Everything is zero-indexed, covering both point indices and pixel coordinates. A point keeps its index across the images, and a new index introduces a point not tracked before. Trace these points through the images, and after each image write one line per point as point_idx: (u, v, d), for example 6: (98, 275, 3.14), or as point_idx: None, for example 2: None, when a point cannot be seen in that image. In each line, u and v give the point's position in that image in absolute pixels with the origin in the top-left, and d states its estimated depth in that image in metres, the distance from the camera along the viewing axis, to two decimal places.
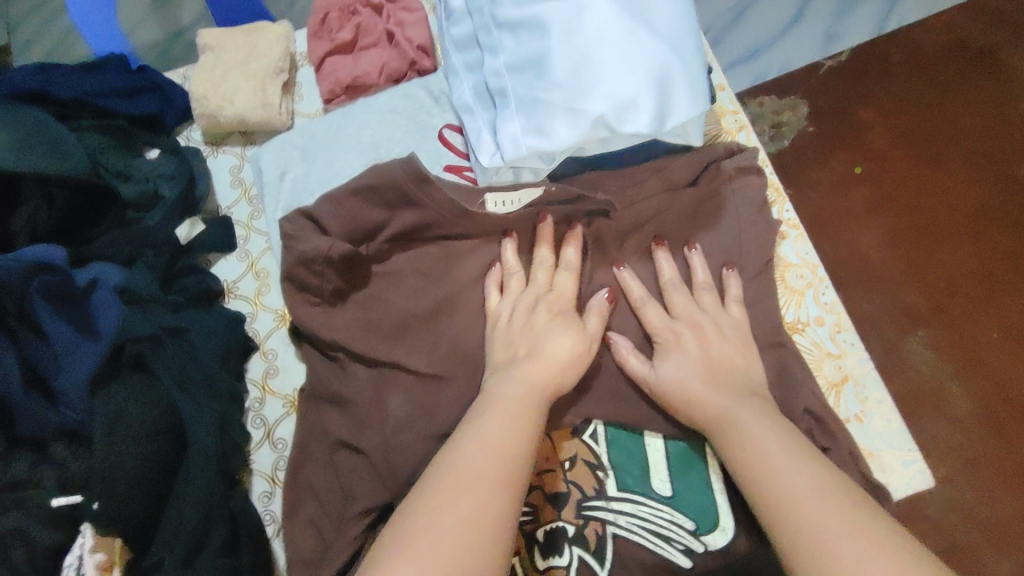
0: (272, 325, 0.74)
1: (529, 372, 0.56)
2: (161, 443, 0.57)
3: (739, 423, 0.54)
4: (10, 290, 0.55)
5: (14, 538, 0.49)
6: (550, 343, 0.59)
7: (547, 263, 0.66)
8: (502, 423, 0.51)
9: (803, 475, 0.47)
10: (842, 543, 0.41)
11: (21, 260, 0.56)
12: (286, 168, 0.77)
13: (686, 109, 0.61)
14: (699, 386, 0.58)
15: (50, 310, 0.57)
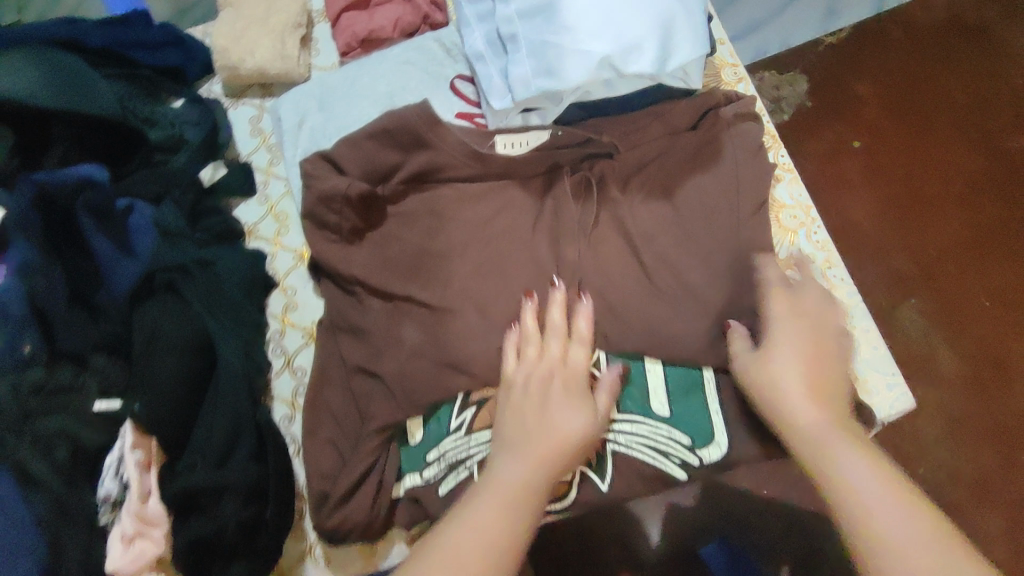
0: (291, 263, 0.77)
1: (532, 451, 0.52)
2: (193, 359, 0.60)
3: (829, 442, 0.48)
4: (59, 206, 0.59)
5: (61, 437, 0.54)
6: (565, 416, 0.54)
7: (560, 329, 0.63)
8: (494, 517, 0.47)
9: (901, 528, 0.43)
10: None
11: (69, 177, 0.60)
12: (305, 116, 0.80)
13: (687, 51, 0.65)
14: (795, 391, 0.52)
15: (96, 227, 0.61)
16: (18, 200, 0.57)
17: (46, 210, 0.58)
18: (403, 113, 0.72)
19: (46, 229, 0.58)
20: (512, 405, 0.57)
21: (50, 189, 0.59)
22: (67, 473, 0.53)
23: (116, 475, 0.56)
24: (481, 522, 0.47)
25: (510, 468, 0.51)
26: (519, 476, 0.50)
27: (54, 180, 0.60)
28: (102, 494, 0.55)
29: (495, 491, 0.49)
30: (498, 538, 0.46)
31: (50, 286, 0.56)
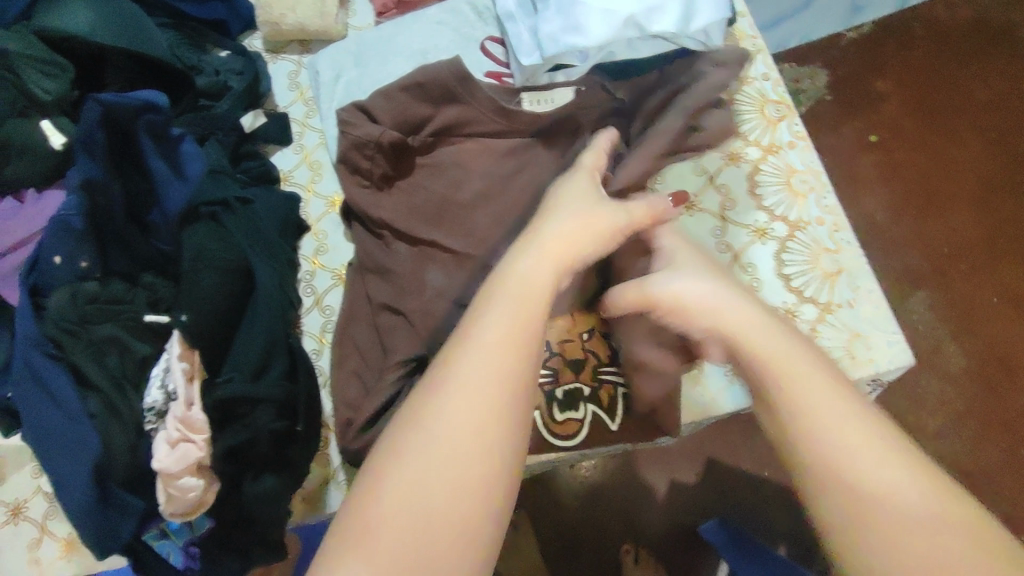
0: (324, 209, 0.81)
1: (546, 244, 0.45)
2: (234, 283, 0.64)
3: (792, 377, 0.40)
4: (122, 127, 0.60)
5: (114, 343, 0.59)
6: (565, 208, 0.49)
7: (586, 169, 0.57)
8: (503, 328, 0.40)
9: (895, 480, 0.35)
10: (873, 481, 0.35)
11: (131, 101, 0.59)
12: (341, 71, 0.84)
13: (710, 15, 0.68)
14: (713, 292, 0.47)
15: (154, 148, 0.62)
16: (86, 118, 0.57)
17: (109, 129, 0.59)
18: (436, 69, 0.75)
19: (110, 148, 0.60)
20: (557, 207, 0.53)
21: (116, 110, 0.59)
22: (118, 378, 0.59)
23: (161, 386, 0.60)
24: (500, 334, 0.39)
25: (528, 263, 0.44)
26: (531, 272, 0.43)
27: (114, 102, 0.59)
28: (149, 402, 0.60)
29: (507, 292, 0.42)
30: (518, 333, 0.40)
31: (107, 204, 0.60)
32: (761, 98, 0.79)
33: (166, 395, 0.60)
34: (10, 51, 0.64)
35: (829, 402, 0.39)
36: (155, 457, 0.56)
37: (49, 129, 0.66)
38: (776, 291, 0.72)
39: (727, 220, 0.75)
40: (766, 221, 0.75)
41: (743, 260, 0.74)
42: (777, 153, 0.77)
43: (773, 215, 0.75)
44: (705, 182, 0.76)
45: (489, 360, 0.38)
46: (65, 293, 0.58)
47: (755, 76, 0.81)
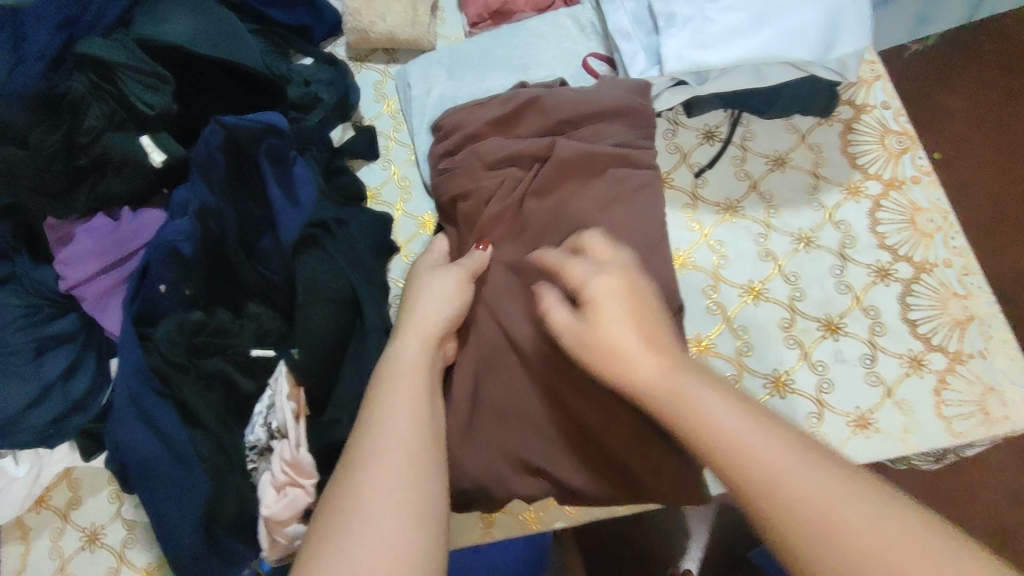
0: (414, 230, 0.77)
1: (420, 330, 0.52)
2: (344, 315, 0.60)
3: (711, 417, 0.39)
4: (244, 150, 0.60)
5: (219, 379, 0.58)
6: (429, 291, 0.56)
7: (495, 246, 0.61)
8: (405, 427, 0.43)
9: (763, 442, 0.36)
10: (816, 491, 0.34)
11: (254, 123, 0.59)
12: (433, 84, 0.80)
13: (854, 44, 0.62)
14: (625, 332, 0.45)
15: (272, 171, 0.61)
16: (208, 141, 0.58)
17: (230, 153, 0.59)
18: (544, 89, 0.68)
19: (230, 170, 0.60)
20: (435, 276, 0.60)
21: (238, 133, 0.58)
22: (222, 415, 0.58)
23: (264, 424, 0.58)
24: (396, 423, 0.43)
25: (398, 355, 0.50)
26: (404, 360, 0.49)
27: (241, 126, 0.59)
28: (252, 440, 0.58)
29: (395, 385, 0.46)
30: (414, 420, 0.44)
31: (220, 229, 0.58)
32: (881, 127, 0.75)
33: (269, 433, 0.57)
34: (114, 61, 0.62)
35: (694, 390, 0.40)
36: (264, 503, 0.54)
37: (149, 145, 0.64)
38: (900, 338, 0.68)
39: (847, 259, 0.71)
40: (888, 261, 0.70)
41: (864, 302, 0.69)
42: (900, 188, 0.73)
43: (896, 255, 0.70)
44: (823, 218, 0.73)
45: (384, 459, 0.41)
46: (174, 323, 0.56)
47: (875, 104, 0.76)
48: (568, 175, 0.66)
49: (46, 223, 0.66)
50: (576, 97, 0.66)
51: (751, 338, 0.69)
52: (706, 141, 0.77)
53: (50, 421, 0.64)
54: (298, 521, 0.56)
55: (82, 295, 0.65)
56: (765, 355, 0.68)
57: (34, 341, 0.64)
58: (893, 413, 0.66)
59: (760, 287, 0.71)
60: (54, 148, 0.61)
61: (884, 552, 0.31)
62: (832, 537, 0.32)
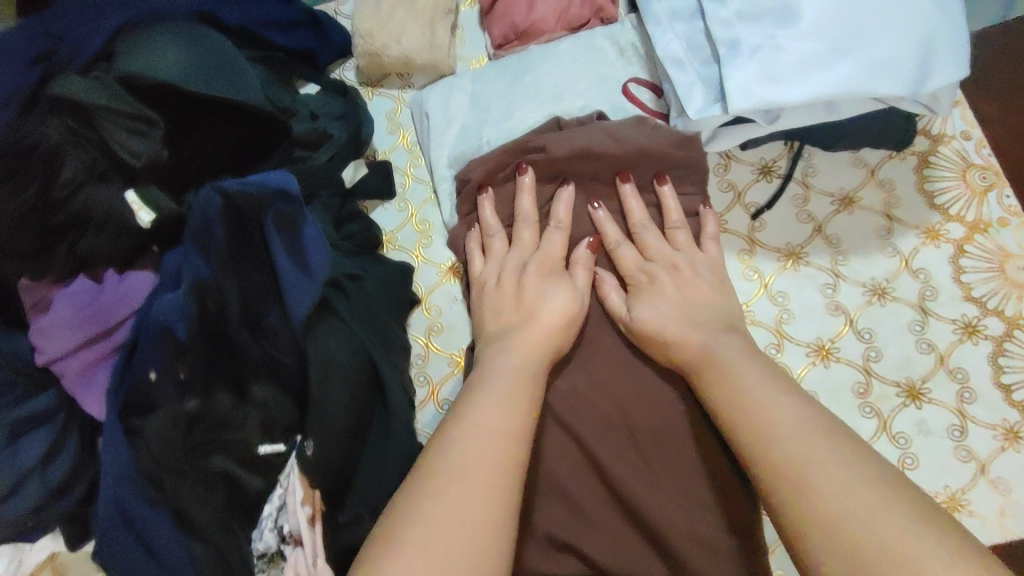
0: (435, 280, 0.69)
1: (523, 341, 0.53)
2: (363, 397, 0.54)
3: (748, 382, 0.48)
4: (245, 215, 0.52)
5: (221, 477, 0.51)
6: (546, 296, 0.56)
7: (531, 218, 0.62)
8: (497, 416, 0.45)
9: (785, 405, 0.45)
10: (815, 446, 0.41)
11: (259, 185, 0.52)
12: (454, 115, 0.71)
13: (951, 74, 0.53)
14: (677, 323, 0.55)
15: (281, 240, 0.53)
16: (205, 211, 0.50)
17: (231, 219, 0.51)
18: (585, 135, 0.62)
19: (231, 240, 0.52)
20: (491, 296, 0.59)
21: (240, 199, 0.51)
22: (225, 519, 0.50)
23: (274, 527, 0.52)
24: (486, 423, 0.44)
25: (497, 360, 0.51)
26: (505, 367, 0.50)
27: (244, 188, 0.51)
28: (260, 546, 0.52)
29: (494, 390, 0.48)
30: (505, 424, 0.45)
31: (221, 308, 0.51)
32: (962, 160, 0.67)
33: (281, 538, 0.51)
34: (94, 103, 0.54)
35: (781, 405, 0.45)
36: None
37: (136, 202, 0.57)
38: (993, 406, 0.60)
39: (928, 313, 0.63)
40: (975, 316, 0.62)
41: (949, 363, 0.61)
42: (985, 231, 0.65)
43: (985, 308, 0.62)
44: (898, 265, 0.64)
45: (473, 449, 0.42)
46: (167, 416, 0.49)
47: (954, 133, 0.68)
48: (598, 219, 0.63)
49: (20, 284, 0.57)
50: (620, 146, 0.61)
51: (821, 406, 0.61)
52: (762, 177, 0.68)
53: (30, 510, 0.57)
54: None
55: (61, 371, 0.57)
56: None
57: (6, 424, 0.56)
58: (987, 493, 0.58)
59: (831, 346, 0.63)
60: (25, 210, 0.53)
61: (846, 506, 0.37)
62: (817, 483, 0.39)
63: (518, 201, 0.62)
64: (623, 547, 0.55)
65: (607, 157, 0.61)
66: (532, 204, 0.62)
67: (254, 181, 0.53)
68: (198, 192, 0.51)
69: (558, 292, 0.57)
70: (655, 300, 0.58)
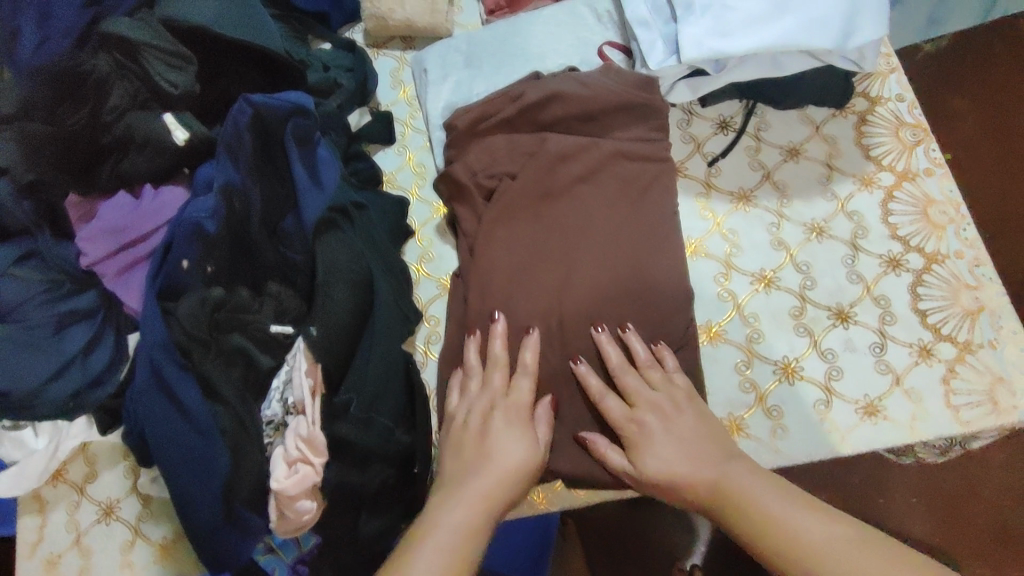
0: (428, 215, 0.79)
1: (472, 491, 0.54)
2: (360, 293, 0.62)
3: (733, 489, 0.54)
4: (271, 134, 0.62)
5: (240, 355, 0.60)
6: (505, 448, 0.58)
7: (502, 360, 0.64)
8: (445, 545, 0.50)
9: (772, 499, 0.52)
10: (810, 534, 0.49)
11: (280, 104, 0.63)
12: (449, 71, 0.81)
13: (869, 32, 0.63)
14: (682, 466, 0.57)
15: (298, 154, 0.64)
16: (237, 119, 0.60)
17: (259, 132, 0.61)
18: (557, 83, 0.72)
19: (257, 156, 0.62)
20: (457, 434, 0.61)
21: (265, 112, 0.61)
22: (240, 390, 0.59)
23: (280, 399, 0.60)
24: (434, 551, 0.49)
25: (447, 514, 0.52)
26: (456, 512, 0.53)
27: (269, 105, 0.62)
28: (268, 414, 0.60)
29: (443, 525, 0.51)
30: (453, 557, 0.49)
31: (245, 210, 0.60)
32: (895, 119, 0.76)
33: (286, 408, 0.60)
34: (138, 39, 0.63)
35: (792, 515, 0.50)
36: (274, 477, 0.55)
37: (172, 123, 0.66)
38: (911, 328, 0.68)
39: (858, 249, 0.71)
40: (900, 252, 0.71)
41: (874, 292, 0.70)
42: (913, 179, 0.74)
43: (908, 246, 0.71)
44: (836, 208, 0.73)
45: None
46: (196, 299, 0.57)
47: (890, 96, 0.77)
48: (569, 159, 0.71)
49: (67, 201, 0.68)
50: (591, 95, 0.70)
51: (762, 326, 0.70)
52: (719, 131, 0.77)
53: (69, 395, 0.65)
54: (309, 496, 0.57)
55: (102, 271, 0.66)
56: (775, 344, 0.69)
57: (55, 315, 0.65)
58: (902, 401, 0.66)
59: (772, 276, 0.71)
60: (79, 126, 0.63)
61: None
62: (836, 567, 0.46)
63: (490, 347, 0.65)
64: (573, 442, 0.65)
65: (578, 102, 0.70)
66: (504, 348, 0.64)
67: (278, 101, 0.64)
68: (230, 109, 0.61)
69: (519, 442, 0.59)
70: (641, 432, 0.60)
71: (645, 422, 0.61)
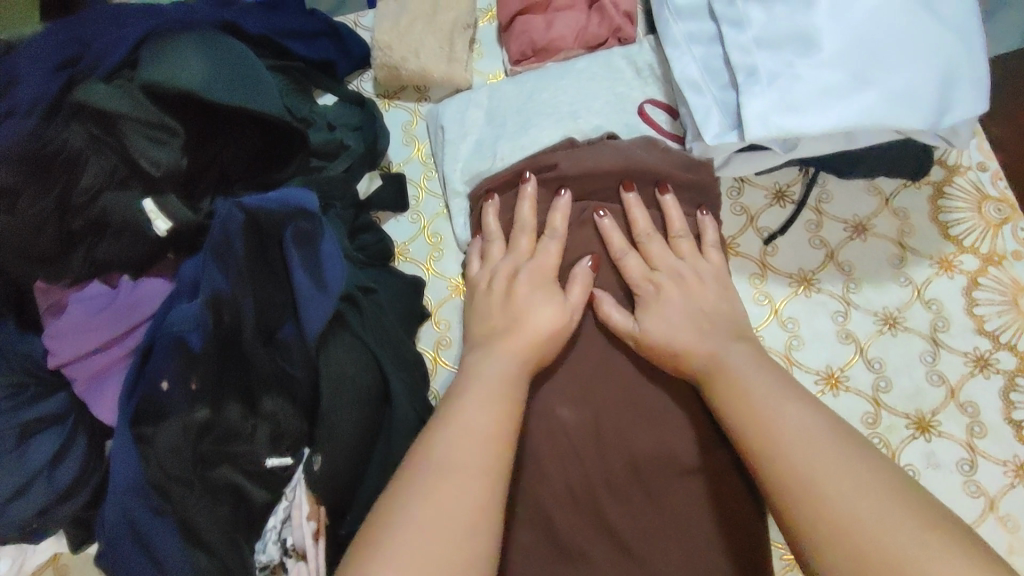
0: (445, 293, 0.69)
1: (510, 348, 0.52)
2: (367, 412, 0.55)
3: (740, 392, 0.48)
4: (266, 233, 0.54)
5: (230, 491, 0.52)
6: (533, 308, 0.55)
7: (528, 225, 0.61)
8: (471, 414, 0.47)
9: (777, 406, 0.45)
10: (787, 407, 0.45)
11: (277, 203, 0.54)
12: (469, 129, 0.72)
13: (963, 110, 0.54)
14: (683, 333, 0.55)
15: (299, 257, 0.55)
16: (225, 225, 0.51)
17: (253, 235, 0.53)
18: (594, 153, 0.63)
19: (251, 256, 0.53)
20: (479, 304, 0.58)
21: (260, 214, 0.53)
22: (230, 532, 0.51)
23: (277, 539, 0.53)
24: (465, 424, 0.46)
25: (486, 367, 0.51)
26: (482, 375, 0.50)
27: (265, 205, 0.54)
28: (263, 559, 0.52)
29: (468, 400, 0.48)
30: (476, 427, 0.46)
31: (236, 319, 0.51)
32: (977, 192, 0.67)
33: (284, 550, 0.52)
34: (115, 111, 0.55)
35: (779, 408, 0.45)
36: None
37: (153, 210, 0.57)
38: (1004, 442, 0.59)
39: (939, 344, 0.62)
40: (988, 349, 0.62)
41: (959, 397, 0.61)
42: (1000, 263, 0.65)
43: (997, 341, 0.62)
44: (911, 295, 0.64)
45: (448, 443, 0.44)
46: (178, 425, 0.50)
47: (970, 165, 0.68)
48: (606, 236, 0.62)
49: (37, 287, 0.58)
50: (632, 163, 0.62)
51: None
52: (776, 202, 0.68)
53: (34, 514, 0.56)
54: None
55: (73, 375, 0.57)
56: None
57: (18, 425, 0.56)
58: (996, 530, 0.57)
59: (840, 375, 0.62)
60: (45, 213, 0.54)
61: (813, 443, 0.42)
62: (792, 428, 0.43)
63: (518, 209, 0.62)
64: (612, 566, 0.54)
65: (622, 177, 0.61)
66: (557, 251, 0.60)
67: (276, 196, 0.55)
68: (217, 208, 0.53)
69: (545, 304, 0.56)
70: (657, 294, 0.58)
71: (666, 287, 0.58)
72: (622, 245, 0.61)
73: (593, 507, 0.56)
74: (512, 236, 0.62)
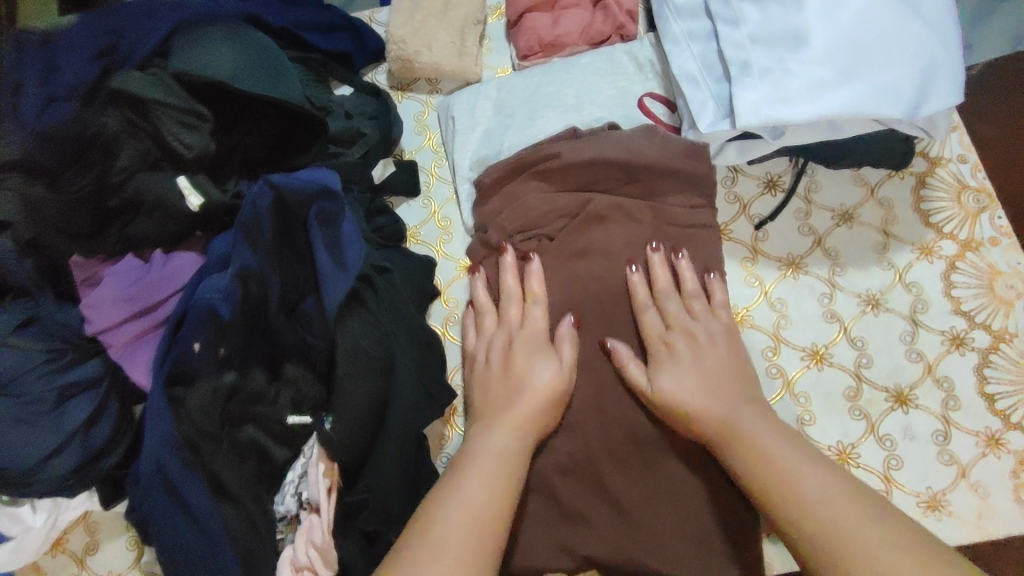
0: (454, 273, 0.74)
1: (510, 417, 0.56)
2: (378, 383, 0.58)
3: (756, 451, 0.52)
4: (292, 214, 0.59)
5: (254, 450, 0.57)
6: (531, 372, 0.59)
7: (512, 294, 0.65)
8: (487, 481, 0.50)
9: (796, 473, 0.49)
10: (807, 474, 0.49)
11: (306, 184, 0.59)
12: (478, 120, 0.76)
13: (942, 101, 0.58)
14: (694, 391, 0.57)
15: (320, 236, 0.59)
16: (255, 202, 0.57)
17: (279, 216, 0.58)
18: (596, 143, 0.67)
19: (278, 235, 0.58)
20: (480, 376, 0.62)
21: (288, 196, 0.58)
22: (253, 487, 0.56)
23: (295, 493, 0.58)
24: (481, 489, 0.50)
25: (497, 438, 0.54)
26: (494, 448, 0.54)
27: (294, 186, 0.59)
28: (281, 510, 0.58)
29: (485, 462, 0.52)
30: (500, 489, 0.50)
31: (262, 294, 0.56)
32: (958, 183, 0.71)
33: (300, 504, 0.57)
34: (149, 97, 0.60)
35: (802, 476, 0.49)
36: None
37: (186, 188, 0.62)
38: (976, 415, 0.63)
39: (919, 324, 0.66)
40: (964, 329, 0.66)
41: (936, 373, 0.65)
42: (977, 249, 0.69)
43: (973, 322, 0.66)
44: (893, 279, 0.68)
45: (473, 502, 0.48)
46: (207, 389, 0.54)
47: (951, 157, 0.72)
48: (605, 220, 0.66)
49: (72, 261, 0.62)
50: (632, 151, 0.66)
51: (813, 407, 0.65)
52: (767, 191, 0.72)
53: (69, 471, 0.59)
54: None
55: (109, 342, 0.61)
56: (829, 427, 0.64)
57: (56, 388, 0.59)
58: (966, 496, 0.61)
59: (825, 351, 0.66)
60: (85, 191, 0.58)
61: (831, 519, 0.46)
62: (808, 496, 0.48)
63: (502, 282, 0.65)
64: (604, 527, 0.59)
65: (622, 166, 0.66)
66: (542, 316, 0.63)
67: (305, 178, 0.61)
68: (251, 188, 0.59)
69: (541, 366, 0.59)
70: (671, 353, 0.60)
71: (678, 345, 0.60)
72: (645, 302, 0.63)
73: (593, 474, 0.60)
74: (501, 307, 0.65)
